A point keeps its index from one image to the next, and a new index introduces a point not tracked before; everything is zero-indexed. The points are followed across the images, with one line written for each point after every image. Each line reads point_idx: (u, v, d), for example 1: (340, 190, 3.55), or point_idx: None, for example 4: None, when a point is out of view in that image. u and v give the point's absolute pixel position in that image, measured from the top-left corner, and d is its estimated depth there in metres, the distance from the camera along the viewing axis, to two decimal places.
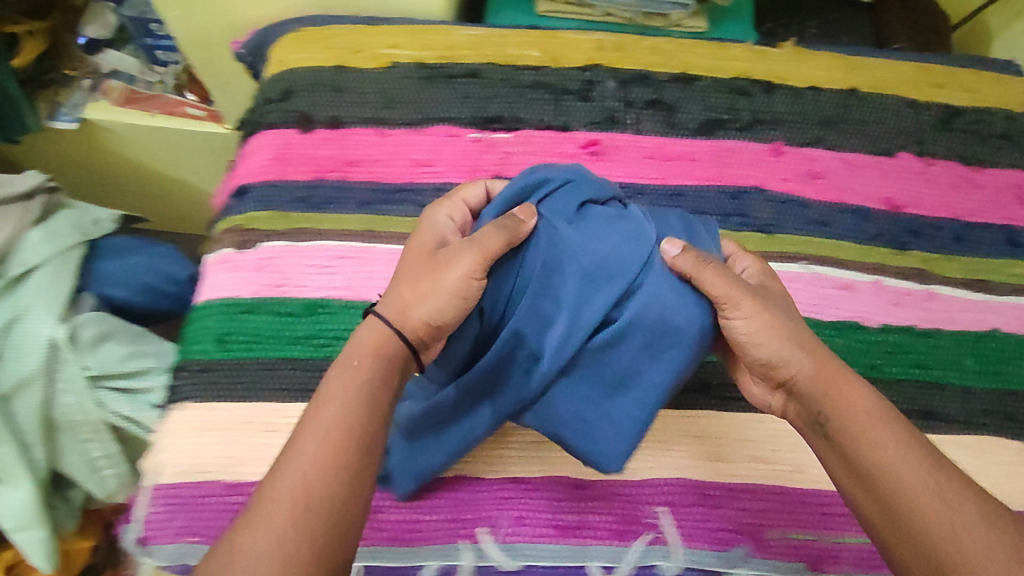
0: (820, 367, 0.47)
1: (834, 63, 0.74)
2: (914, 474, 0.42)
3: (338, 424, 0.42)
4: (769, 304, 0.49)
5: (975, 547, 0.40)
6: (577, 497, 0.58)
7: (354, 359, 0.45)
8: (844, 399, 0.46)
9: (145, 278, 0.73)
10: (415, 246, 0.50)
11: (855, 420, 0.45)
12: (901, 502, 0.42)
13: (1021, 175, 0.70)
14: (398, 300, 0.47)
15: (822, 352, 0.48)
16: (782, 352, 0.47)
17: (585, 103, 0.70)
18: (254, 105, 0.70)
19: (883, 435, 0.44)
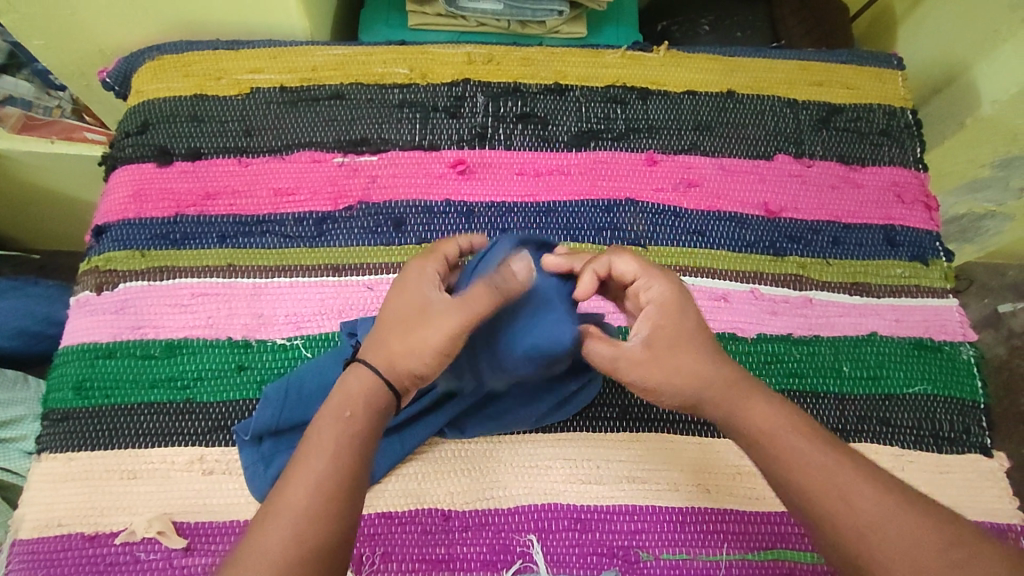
0: (719, 391, 0.47)
1: (710, 66, 0.73)
2: (828, 476, 0.43)
3: (317, 473, 0.43)
4: (663, 352, 0.48)
5: (894, 550, 0.41)
6: (445, 529, 0.56)
7: (349, 407, 0.46)
8: (743, 410, 0.47)
9: (16, 322, 0.76)
10: (397, 307, 0.48)
11: (755, 435, 0.46)
12: (839, 517, 0.42)
13: (900, 173, 0.70)
14: (385, 352, 0.47)
15: (718, 377, 0.48)
16: (687, 387, 0.48)
17: (453, 120, 0.69)
18: (120, 137, 0.68)
19: (795, 441, 0.45)
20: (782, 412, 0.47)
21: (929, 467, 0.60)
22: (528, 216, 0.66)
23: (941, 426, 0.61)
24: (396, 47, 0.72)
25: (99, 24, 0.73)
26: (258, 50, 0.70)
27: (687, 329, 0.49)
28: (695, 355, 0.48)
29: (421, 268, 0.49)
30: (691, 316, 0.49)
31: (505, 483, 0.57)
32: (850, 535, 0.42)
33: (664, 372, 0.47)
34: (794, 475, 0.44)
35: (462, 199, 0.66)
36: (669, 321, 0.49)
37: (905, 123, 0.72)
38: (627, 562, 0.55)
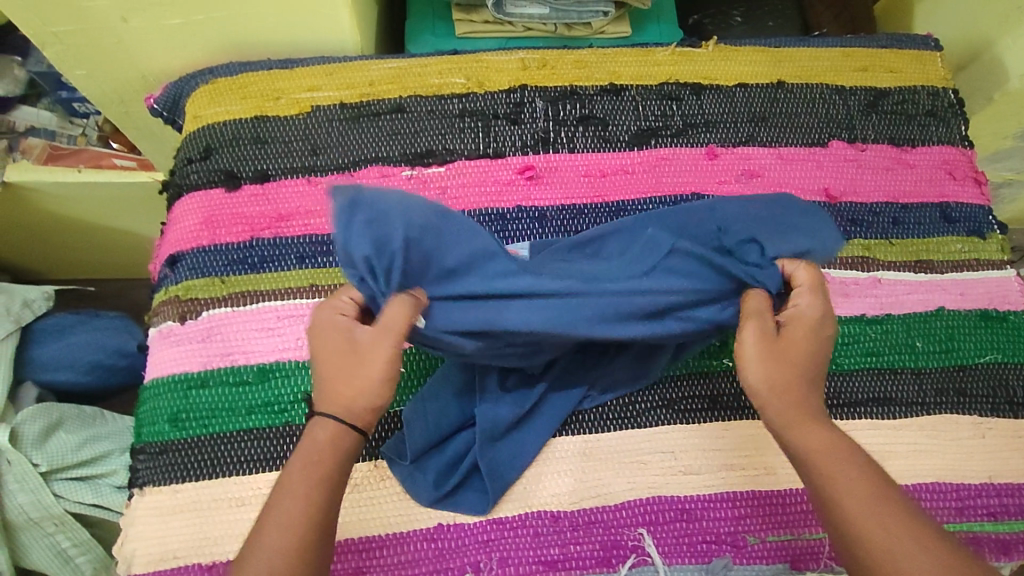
0: (789, 407, 0.47)
1: (754, 58, 0.75)
2: (874, 508, 0.42)
3: (292, 512, 0.43)
4: (782, 352, 0.47)
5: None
6: (556, 530, 0.57)
7: (317, 452, 0.45)
8: (804, 434, 0.46)
9: (93, 357, 0.79)
10: (326, 353, 0.47)
11: (806, 454, 0.46)
12: (869, 545, 0.42)
13: (947, 151, 0.72)
14: (335, 396, 0.46)
15: (803, 394, 0.47)
16: (773, 390, 0.47)
17: (514, 126, 0.69)
18: (182, 164, 0.67)
19: (847, 470, 0.44)
20: (838, 441, 0.46)
21: (1007, 432, 0.63)
22: (599, 217, 0.67)
23: (1015, 393, 0.64)
24: (450, 57, 0.72)
25: (146, 51, 0.72)
26: (313, 68, 0.70)
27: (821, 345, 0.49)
28: (796, 369, 0.47)
29: (325, 317, 0.48)
30: (826, 342, 0.49)
31: (609, 480, 0.58)
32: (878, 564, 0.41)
33: (765, 363, 0.47)
34: (842, 495, 0.43)
35: (534, 204, 0.67)
36: (801, 330, 0.49)
37: (946, 103, 0.74)
38: (735, 547, 0.57)
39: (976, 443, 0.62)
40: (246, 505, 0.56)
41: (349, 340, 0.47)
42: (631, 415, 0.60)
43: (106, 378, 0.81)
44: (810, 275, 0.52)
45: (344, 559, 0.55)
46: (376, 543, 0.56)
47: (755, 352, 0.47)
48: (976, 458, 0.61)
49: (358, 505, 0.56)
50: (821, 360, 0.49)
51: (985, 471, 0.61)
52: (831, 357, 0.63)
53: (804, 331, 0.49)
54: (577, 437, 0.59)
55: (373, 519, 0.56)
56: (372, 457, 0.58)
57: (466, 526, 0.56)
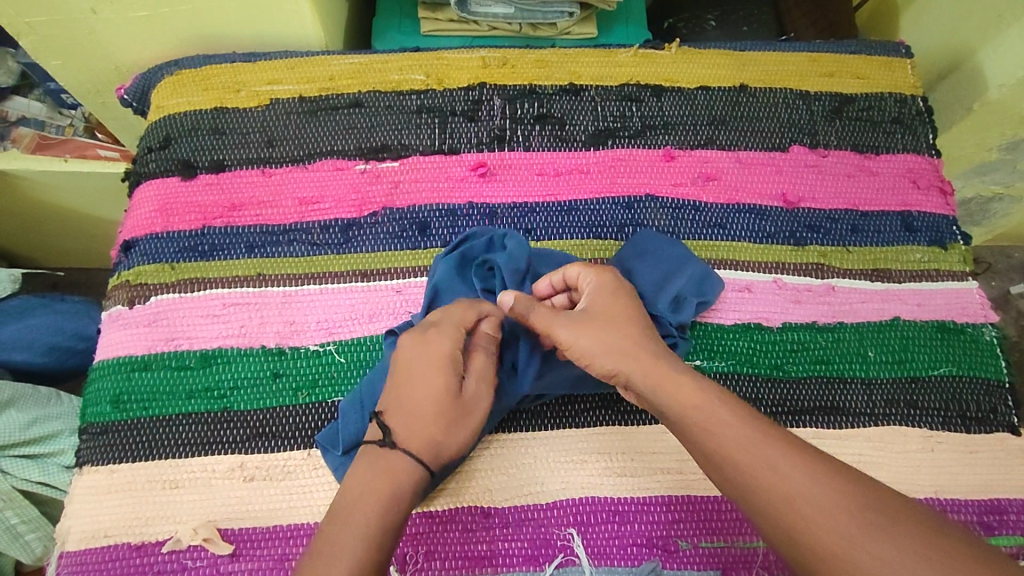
0: (649, 369, 0.49)
1: (719, 61, 0.74)
2: (752, 448, 0.43)
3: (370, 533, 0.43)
4: (597, 322, 0.52)
5: (810, 519, 0.39)
6: (486, 526, 0.56)
7: (399, 498, 0.46)
8: (673, 393, 0.47)
9: (51, 339, 0.81)
10: (427, 382, 0.49)
11: (682, 410, 0.46)
12: (767, 492, 0.41)
13: (911, 160, 0.71)
14: (421, 434, 0.48)
15: (648, 353, 0.50)
16: (619, 358, 0.50)
17: (471, 123, 0.69)
18: (142, 152, 0.68)
19: (719, 417, 0.45)
20: (710, 390, 0.47)
21: (958, 446, 0.61)
22: (551, 215, 0.67)
23: (968, 406, 0.62)
24: (411, 54, 0.73)
25: (117, 43, 0.73)
26: (275, 61, 0.71)
27: (620, 309, 0.53)
28: (622, 330, 0.51)
29: (440, 350, 0.50)
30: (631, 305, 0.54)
31: (543, 478, 0.57)
32: (770, 506, 0.41)
33: (578, 335, 0.51)
34: (721, 447, 0.44)
35: (485, 201, 0.67)
36: (606, 298, 0.54)
37: (914, 111, 0.73)
38: (666, 551, 0.56)
39: (927, 456, 0.60)
40: (178, 488, 0.55)
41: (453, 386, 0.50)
42: (568, 413, 0.60)
43: (65, 361, 0.83)
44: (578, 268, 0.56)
45: (270, 546, 0.54)
46: (306, 531, 0.54)
47: (577, 333, 0.51)
48: (925, 472, 0.59)
49: (290, 492, 0.56)
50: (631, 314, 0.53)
51: (934, 484, 0.59)
52: (777, 364, 0.62)
53: (608, 296, 0.54)
54: (513, 434, 0.59)
55: (303, 506, 0.55)
56: (306, 445, 0.57)
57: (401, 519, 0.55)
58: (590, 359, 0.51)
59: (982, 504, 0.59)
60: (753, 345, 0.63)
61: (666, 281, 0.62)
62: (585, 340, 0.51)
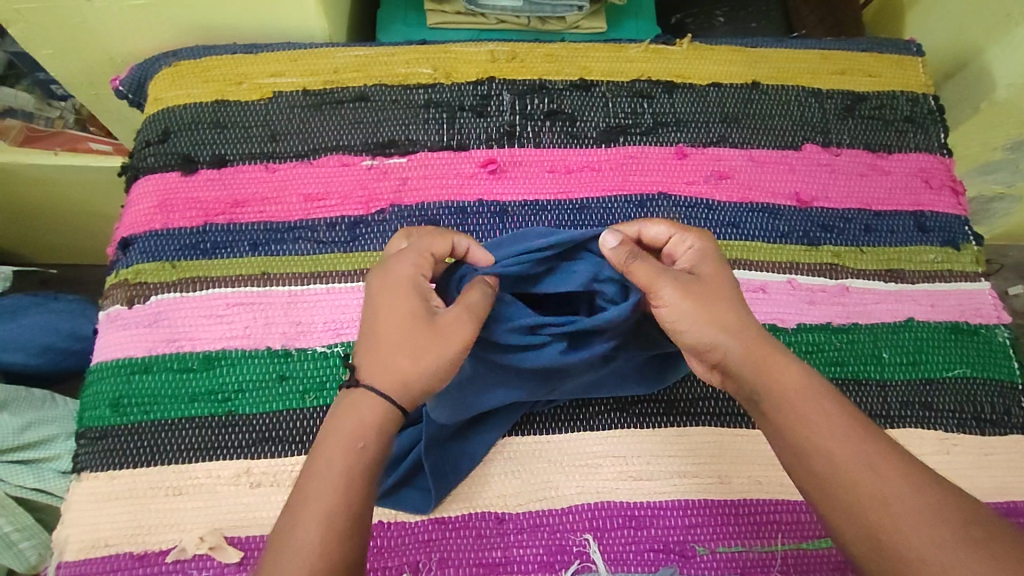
0: (751, 347, 0.47)
1: (731, 57, 0.73)
2: (847, 447, 0.43)
3: (349, 443, 0.43)
4: (701, 291, 0.48)
5: (900, 521, 0.39)
6: (500, 532, 0.54)
7: (363, 437, 0.44)
8: (773, 377, 0.46)
9: (44, 339, 0.78)
10: (391, 313, 0.46)
11: (783, 391, 0.46)
12: (860, 491, 0.41)
13: (924, 160, 0.71)
14: (391, 371, 0.45)
15: (750, 327, 0.48)
16: (728, 330, 0.47)
17: (480, 119, 0.68)
18: (141, 147, 0.66)
19: (811, 409, 0.44)
20: (812, 381, 0.46)
21: (973, 449, 0.60)
22: (562, 214, 0.65)
23: (983, 409, 0.62)
24: (418, 47, 0.71)
25: (111, 32, 0.71)
26: (277, 53, 0.69)
27: (726, 278, 0.50)
28: (720, 301, 0.48)
29: (404, 274, 0.47)
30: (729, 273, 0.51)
31: (557, 483, 0.56)
32: (859, 504, 0.41)
33: (705, 305, 0.47)
34: (810, 442, 0.43)
35: (495, 198, 0.65)
36: (710, 266, 0.50)
37: (925, 111, 0.73)
38: (683, 557, 0.54)
39: (942, 458, 0.59)
40: (181, 496, 0.53)
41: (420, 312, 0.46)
42: (581, 417, 0.58)
43: (59, 362, 0.80)
44: (663, 226, 0.51)
45: None
46: None
47: (682, 299, 0.47)
48: (941, 474, 0.59)
49: None
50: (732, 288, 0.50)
51: (950, 486, 0.58)
52: None
53: (704, 264, 0.50)
54: (526, 438, 0.57)
55: None
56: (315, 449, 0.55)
57: (418, 529, 0.54)
58: (682, 330, 0.48)
59: (998, 508, 0.58)
60: None
61: None
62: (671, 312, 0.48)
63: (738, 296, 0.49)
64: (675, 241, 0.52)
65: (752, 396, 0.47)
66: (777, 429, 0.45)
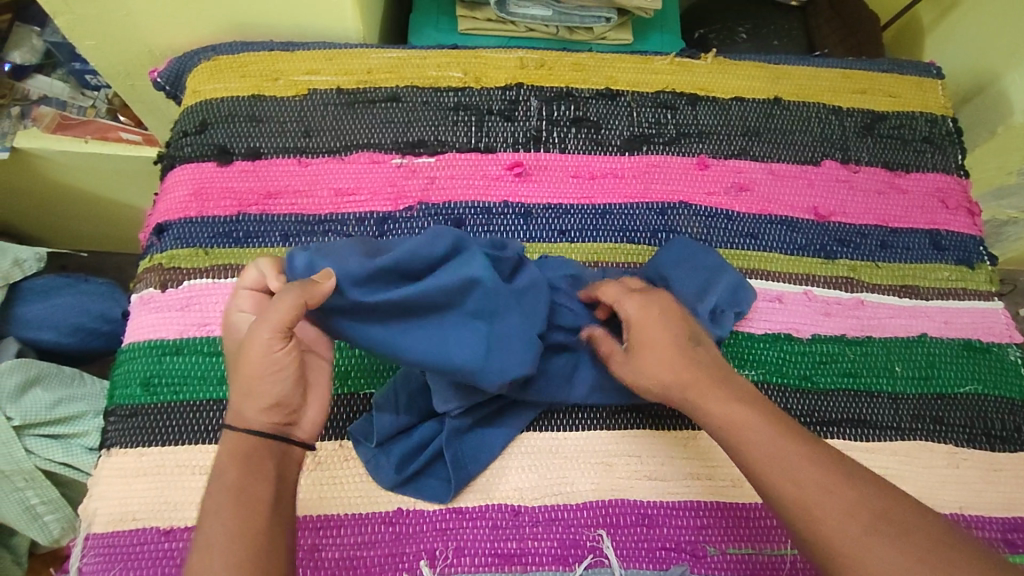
0: (694, 384, 0.50)
1: (754, 72, 0.75)
2: (783, 460, 0.44)
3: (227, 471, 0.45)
4: (646, 358, 0.52)
5: (833, 527, 0.41)
6: (515, 525, 0.55)
7: (220, 468, 0.45)
8: (715, 403, 0.48)
9: (76, 320, 0.80)
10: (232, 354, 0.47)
11: (719, 425, 0.48)
12: (797, 504, 0.43)
13: (940, 180, 0.72)
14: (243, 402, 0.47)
15: (694, 369, 0.50)
16: (675, 378, 0.50)
17: (507, 123, 0.70)
18: (178, 137, 0.68)
19: (756, 427, 0.46)
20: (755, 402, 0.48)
21: (981, 465, 0.61)
22: (584, 218, 0.67)
23: (992, 425, 0.63)
24: (449, 52, 0.73)
25: (153, 25, 0.73)
26: (313, 52, 0.72)
27: (672, 333, 0.52)
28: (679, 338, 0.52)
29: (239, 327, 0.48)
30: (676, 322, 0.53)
31: (573, 479, 0.57)
32: (795, 513, 0.43)
33: (643, 371, 0.51)
34: (751, 460, 0.45)
35: (520, 201, 0.67)
36: (647, 322, 0.53)
37: (943, 132, 0.74)
38: (694, 557, 0.55)
39: (951, 473, 0.60)
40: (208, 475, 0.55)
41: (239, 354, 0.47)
42: (598, 415, 0.59)
43: (88, 343, 0.82)
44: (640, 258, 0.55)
45: (300, 537, 0.53)
46: (335, 522, 0.54)
47: (640, 381, 0.52)
48: (949, 488, 0.60)
49: (321, 483, 0.55)
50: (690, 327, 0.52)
51: (958, 500, 0.59)
52: (807, 375, 0.62)
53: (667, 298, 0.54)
54: (543, 434, 0.58)
55: (335, 498, 0.55)
56: (338, 436, 0.57)
57: (435, 519, 0.55)
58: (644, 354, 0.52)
59: (1005, 524, 0.59)
60: (781, 355, 0.63)
61: (702, 294, 0.61)
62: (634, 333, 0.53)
63: (676, 345, 0.52)
64: (621, 299, 0.54)
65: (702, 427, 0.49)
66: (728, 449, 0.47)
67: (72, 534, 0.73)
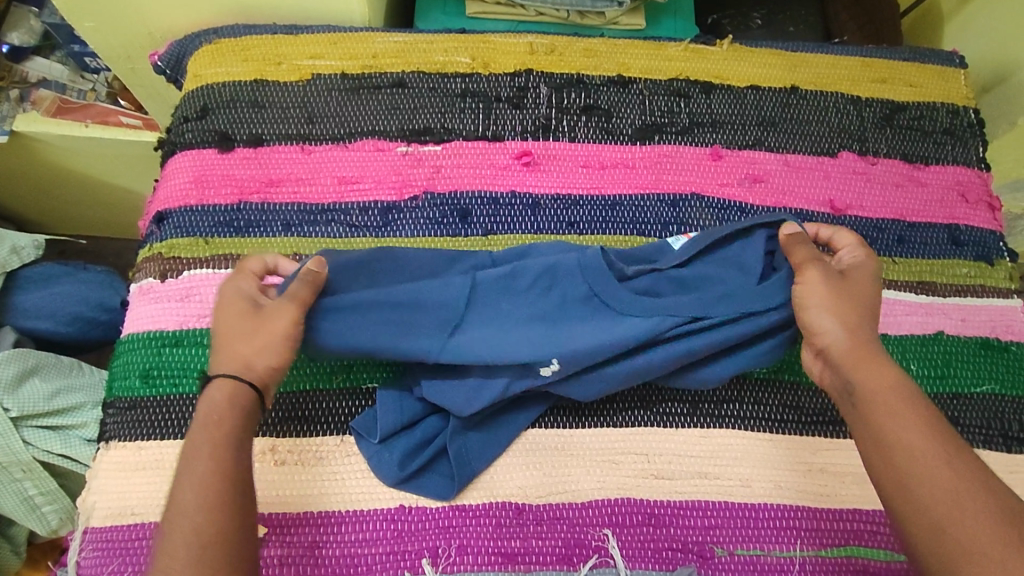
0: (858, 347, 0.50)
1: (770, 60, 0.73)
2: (924, 443, 0.44)
3: (223, 419, 0.46)
4: (847, 289, 0.52)
5: (957, 520, 0.41)
6: (519, 523, 0.54)
7: (218, 417, 0.47)
8: (869, 375, 0.48)
9: (74, 309, 0.80)
10: (226, 309, 0.51)
11: (873, 395, 0.47)
12: (923, 487, 0.43)
13: (960, 173, 0.70)
14: (234, 355, 0.49)
15: (863, 336, 0.50)
16: (849, 330, 0.50)
17: (516, 111, 0.68)
18: (178, 123, 0.66)
19: (900, 406, 0.46)
20: (906, 383, 0.48)
21: (997, 466, 0.60)
22: (594, 209, 0.65)
23: (1010, 426, 0.61)
24: (457, 36, 0.71)
25: (153, 7, 0.71)
26: (317, 35, 0.70)
27: (871, 293, 0.53)
28: (859, 301, 0.52)
29: (230, 291, 0.52)
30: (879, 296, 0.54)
31: (578, 477, 0.56)
32: (919, 492, 0.43)
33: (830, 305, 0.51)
34: (891, 432, 0.45)
35: (528, 191, 0.65)
36: (866, 282, 0.54)
37: (964, 124, 0.72)
38: (702, 557, 0.54)
39: None
40: None
41: (253, 306, 0.51)
42: (605, 412, 0.58)
43: (85, 332, 0.81)
44: (851, 237, 0.58)
45: (300, 533, 0.52)
46: (337, 519, 0.53)
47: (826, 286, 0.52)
48: None
49: (321, 478, 0.54)
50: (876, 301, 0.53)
51: None
52: None
53: (868, 274, 0.54)
54: (549, 431, 0.57)
55: (336, 493, 0.54)
56: (340, 432, 0.56)
57: (438, 517, 0.54)
58: (814, 310, 0.51)
59: None
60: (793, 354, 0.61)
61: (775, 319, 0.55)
62: (814, 289, 0.52)
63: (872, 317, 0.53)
64: (848, 250, 0.57)
65: (845, 387, 0.49)
66: (868, 420, 0.47)
67: (71, 525, 0.72)
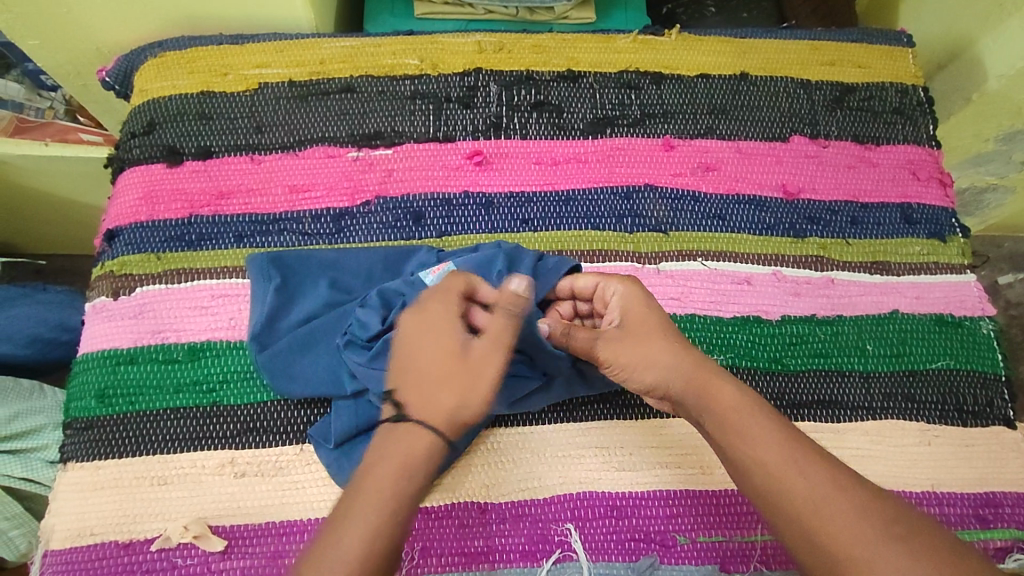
0: (694, 374, 0.48)
1: (720, 48, 0.73)
2: (778, 453, 0.43)
3: (409, 460, 0.43)
4: (634, 342, 0.50)
5: (832, 524, 0.40)
6: (483, 522, 0.55)
7: (399, 442, 0.44)
8: (713, 399, 0.47)
9: (32, 330, 0.79)
10: (433, 347, 0.46)
11: (724, 416, 0.46)
12: (798, 500, 0.41)
13: (911, 152, 0.71)
14: (432, 402, 0.44)
15: (688, 358, 0.49)
16: (668, 371, 0.48)
17: (466, 110, 0.68)
18: (125, 140, 0.66)
19: (748, 422, 0.45)
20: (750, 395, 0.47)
21: (954, 440, 0.60)
22: (547, 205, 0.65)
23: (965, 400, 0.62)
24: (405, 37, 0.71)
25: (99, 22, 0.71)
26: (263, 44, 0.69)
27: (656, 319, 0.51)
28: (661, 338, 0.50)
29: (440, 314, 0.47)
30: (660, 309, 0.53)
31: (540, 473, 0.56)
32: (793, 508, 0.41)
33: (638, 357, 0.49)
34: (750, 453, 0.44)
35: (481, 190, 0.65)
36: (638, 307, 0.52)
37: (914, 103, 0.73)
38: (664, 546, 0.55)
39: (923, 451, 0.59)
40: (168, 489, 0.54)
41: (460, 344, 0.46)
42: (564, 408, 0.58)
43: (47, 353, 0.81)
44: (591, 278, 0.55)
45: (263, 543, 0.52)
46: (300, 528, 0.53)
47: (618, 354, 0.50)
48: (921, 465, 0.59)
49: (282, 488, 0.54)
50: (664, 323, 0.51)
51: (931, 477, 0.59)
52: (777, 357, 0.61)
53: (636, 302, 0.52)
54: (510, 430, 0.57)
55: (297, 502, 0.54)
56: (299, 441, 0.56)
57: None
58: (634, 373, 0.50)
59: (975, 499, 0.58)
60: (751, 339, 0.62)
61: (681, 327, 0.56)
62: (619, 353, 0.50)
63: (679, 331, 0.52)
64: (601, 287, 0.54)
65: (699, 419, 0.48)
66: (727, 450, 0.45)
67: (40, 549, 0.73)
